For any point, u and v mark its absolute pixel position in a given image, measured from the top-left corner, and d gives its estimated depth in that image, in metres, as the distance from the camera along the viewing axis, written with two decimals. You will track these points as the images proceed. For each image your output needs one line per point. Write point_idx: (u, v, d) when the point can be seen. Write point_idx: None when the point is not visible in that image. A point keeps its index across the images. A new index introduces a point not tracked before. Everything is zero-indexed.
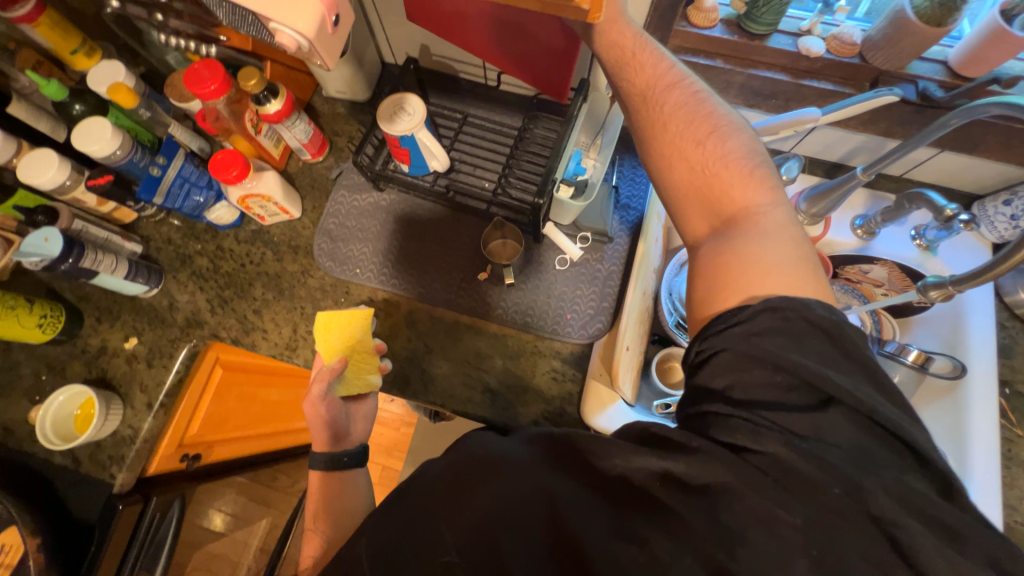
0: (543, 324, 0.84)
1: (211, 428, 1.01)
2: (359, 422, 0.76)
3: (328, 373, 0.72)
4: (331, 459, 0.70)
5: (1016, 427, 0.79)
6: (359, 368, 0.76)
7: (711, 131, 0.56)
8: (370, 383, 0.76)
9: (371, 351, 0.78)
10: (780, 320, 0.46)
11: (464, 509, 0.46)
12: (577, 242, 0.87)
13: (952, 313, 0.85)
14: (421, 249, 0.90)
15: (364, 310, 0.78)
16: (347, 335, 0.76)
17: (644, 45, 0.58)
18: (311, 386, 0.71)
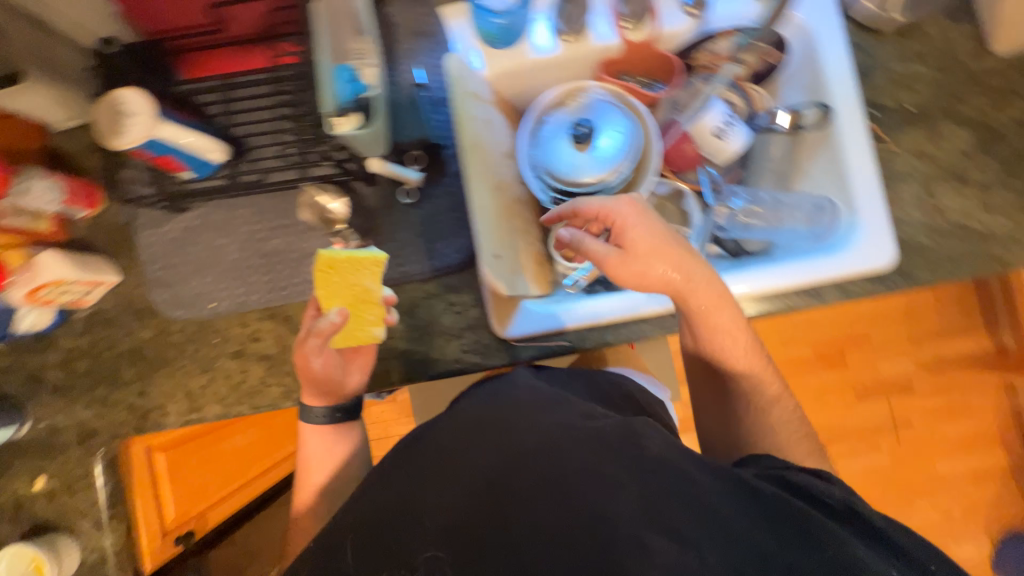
0: (421, 267, 0.78)
1: (187, 503, 1.01)
2: (356, 373, 0.75)
3: (327, 328, 0.67)
4: (328, 413, 0.73)
5: (891, 145, 0.76)
6: (360, 321, 0.70)
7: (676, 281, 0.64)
8: (373, 337, 0.71)
9: (379, 303, 0.70)
10: (800, 474, 0.55)
11: (460, 472, 0.49)
12: (411, 164, 0.77)
13: (806, 54, 0.79)
14: (262, 253, 0.79)
15: (376, 256, 0.68)
16: (354, 282, 0.68)
17: (670, 242, 0.64)
18: (312, 336, 0.68)
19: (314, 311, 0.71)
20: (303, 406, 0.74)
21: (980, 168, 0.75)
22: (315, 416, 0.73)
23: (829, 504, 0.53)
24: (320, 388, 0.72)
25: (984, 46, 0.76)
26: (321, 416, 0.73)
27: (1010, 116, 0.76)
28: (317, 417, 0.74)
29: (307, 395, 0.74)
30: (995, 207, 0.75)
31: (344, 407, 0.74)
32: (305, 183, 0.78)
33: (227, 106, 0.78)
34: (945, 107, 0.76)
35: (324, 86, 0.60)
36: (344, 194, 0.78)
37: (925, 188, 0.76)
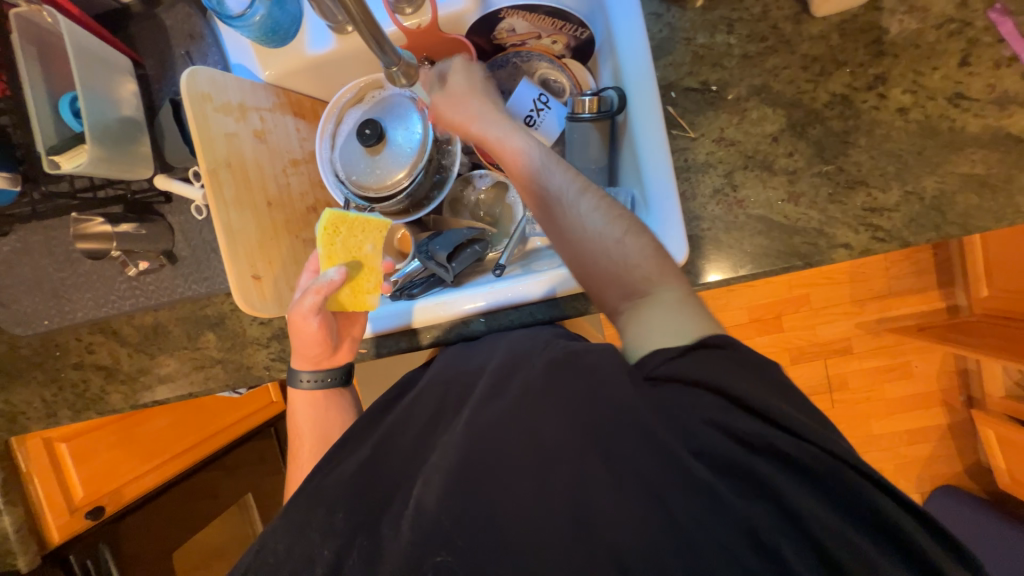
0: (222, 281, 0.80)
1: (98, 483, 1.14)
2: (347, 340, 0.76)
3: (328, 287, 0.66)
4: (316, 378, 0.74)
5: (690, 132, 0.70)
6: (356, 286, 0.71)
7: (548, 173, 0.62)
8: (368, 304, 0.72)
9: (376, 269, 0.72)
10: (722, 357, 0.48)
11: (429, 459, 0.54)
12: (196, 180, 0.74)
13: (608, 28, 0.71)
14: (78, 272, 0.82)
15: (382, 220, 0.73)
16: (354, 244, 0.70)
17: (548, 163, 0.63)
18: (308, 298, 0.67)
19: (310, 272, 0.71)
20: (290, 371, 0.75)
21: (788, 155, 0.68)
22: (303, 381, 0.74)
23: (851, 495, 0.43)
24: (314, 351, 0.72)
25: (805, 8, 0.66)
26: (308, 381, 0.74)
27: (829, 92, 0.67)
28: (304, 381, 0.74)
29: (296, 359, 0.74)
30: (801, 199, 0.69)
31: (335, 372, 0.75)
32: (76, 216, 0.75)
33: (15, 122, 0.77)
34: (754, 85, 0.68)
35: (34, 128, 0.61)
36: (112, 230, 0.73)
37: (726, 180, 0.70)
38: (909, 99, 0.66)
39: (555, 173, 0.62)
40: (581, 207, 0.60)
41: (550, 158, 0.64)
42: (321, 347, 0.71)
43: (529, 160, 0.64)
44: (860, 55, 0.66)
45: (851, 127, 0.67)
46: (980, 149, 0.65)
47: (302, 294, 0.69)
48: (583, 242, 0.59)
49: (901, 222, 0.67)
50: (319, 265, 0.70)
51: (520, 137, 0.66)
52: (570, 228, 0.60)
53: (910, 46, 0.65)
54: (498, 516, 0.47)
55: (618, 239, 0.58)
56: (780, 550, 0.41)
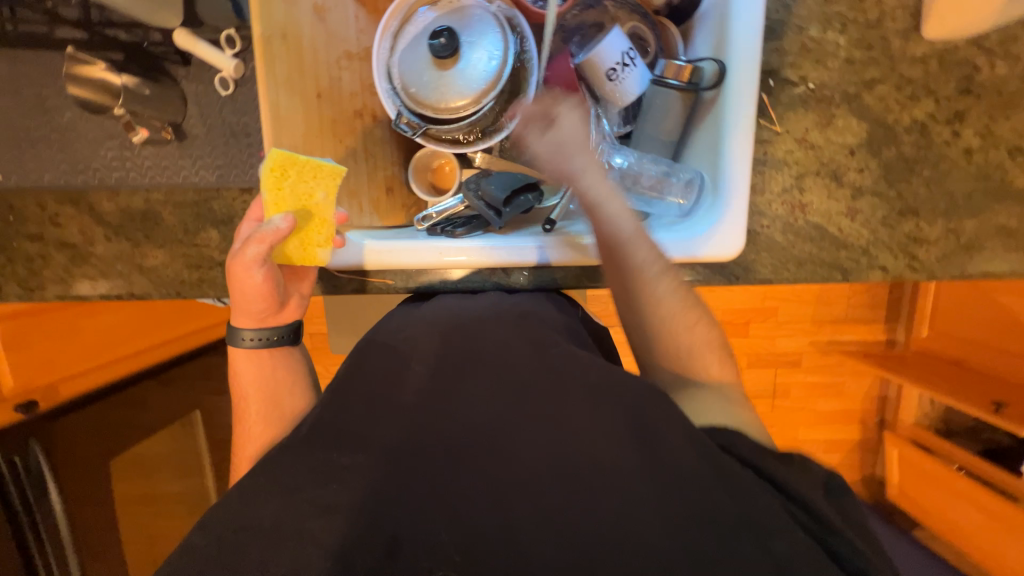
0: (240, 174, 0.69)
1: (34, 373, 1.02)
2: (294, 295, 0.67)
3: (274, 236, 0.58)
4: (257, 335, 0.65)
5: (776, 125, 0.69)
6: (304, 237, 0.62)
7: (634, 246, 0.62)
8: (316, 259, 0.63)
9: (330, 222, 0.62)
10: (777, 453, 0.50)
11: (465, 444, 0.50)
12: (229, 48, 0.64)
13: None
14: (54, 125, 0.69)
15: (338, 167, 0.61)
16: (304, 191, 0.60)
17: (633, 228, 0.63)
18: (246, 245, 0.59)
19: (253, 219, 0.63)
20: (229, 328, 0.65)
21: (859, 170, 0.70)
22: (244, 339, 0.65)
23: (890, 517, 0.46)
24: (256, 305, 0.62)
25: (915, 27, 0.67)
26: (251, 341, 0.65)
27: (912, 117, 0.68)
28: (246, 341, 0.65)
29: (235, 314, 0.64)
30: (858, 216, 0.71)
31: (282, 332, 0.66)
32: (72, 50, 0.61)
33: None
34: (848, 93, 0.68)
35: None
36: (122, 78, 0.61)
37: (796, 181, 0.70)
38: (977, 142, 0.69)
39: (642, 248, 0.62)
40: (660, 288, 0.61)
41: (637, 231, 0.64)
42: (266, 302, 0.62)
43: (619, 230, 0.63)
44: (950, 88, 0.68)
45: (921, 157, 0.69)
46: (1019, 204, 0.70)
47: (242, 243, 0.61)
48: (651, 308, 0.61)
49: (935, 256, 0.72)
50: (263, 210, 0.62)
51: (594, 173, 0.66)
52: (649, 308, 0.61)
53: (994, 91, 0.68)
54: (537, 508, 0.43)
55: (687, 327, 0.61)
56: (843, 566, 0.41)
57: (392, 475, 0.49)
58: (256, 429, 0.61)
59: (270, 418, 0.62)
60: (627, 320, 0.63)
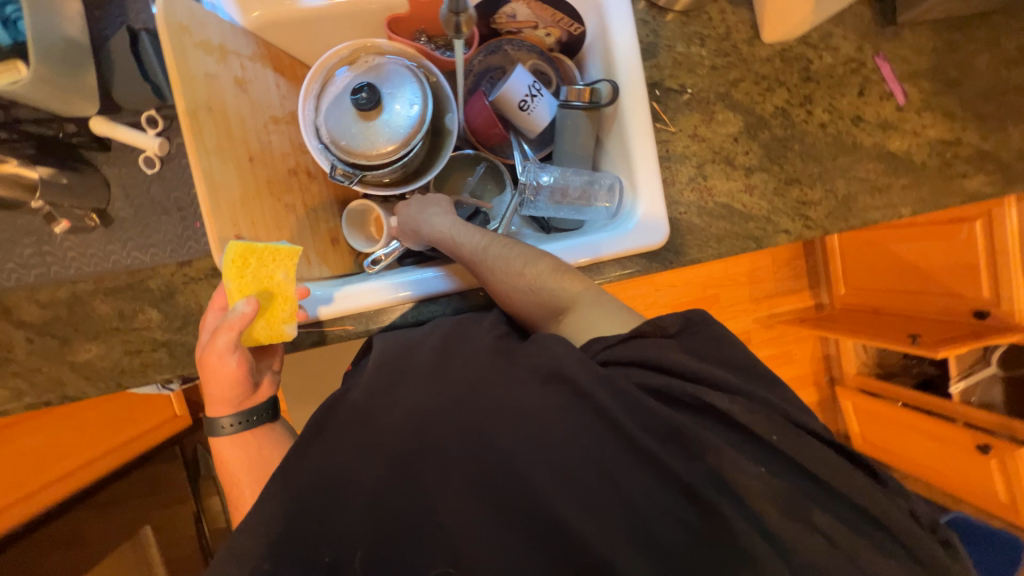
0: (176, 248, 0.68)
1: None
2: (267, 373, 0.66)
3: (241, 323, 0.56)
4: (240, 420, 0.62)
5: (671, 126, 0.80)
6: (270, 316, 0.61)
7: (464, 237, 0.68)
8: (284, 334, 0.62)
9: (293, 298, 0.62)
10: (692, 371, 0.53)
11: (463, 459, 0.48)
12: (150, 130, 0.65)
13: (602, 29, 0.79)
14: None
15: (295, 245, 0.62)
16: (266, 274, 0.60)
17: (459, 249, 0.69)
18: (215, 337, 0.57)
19: (218, 308, 0.61)
20: (205, 422, 0.62)
21: (745, 153, 0.82)
22: (223, 426, 0.62)
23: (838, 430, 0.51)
24: (231, 392, 0.61)
25: (757, 35, 0.81)
26: (232, 426, 0.62)
27: (773, 104, 0.82)
28: (225, 428, 0.62)
29: (210, 406, 0.62)
30: (754, 191, 0.82)
31: (261, 410, 0.64)
32: None
33: None
34: (720, 92, 0.81)
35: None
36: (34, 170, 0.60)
37: (698, 170, 0.81)
38: (827, 117, 0.83)
39: (470, 233, 0.69)
40: (499, 249, 0.66)
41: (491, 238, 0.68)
42: (242, 386, 0.60)
43: (444, 237, 0.70)
44: (795, 79, 0.82)
45: (789, 134, 0.83)
46: (872, 160, 0.85)
47: (210, 335, 0.59)
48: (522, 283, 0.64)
49: (823, 213, 0.84)
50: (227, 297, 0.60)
51: (435, 220, 0.72)
52: (505, 274, 0.64)
53: (827, 76, 0.83)
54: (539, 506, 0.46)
55: (540, 270, 0.64)
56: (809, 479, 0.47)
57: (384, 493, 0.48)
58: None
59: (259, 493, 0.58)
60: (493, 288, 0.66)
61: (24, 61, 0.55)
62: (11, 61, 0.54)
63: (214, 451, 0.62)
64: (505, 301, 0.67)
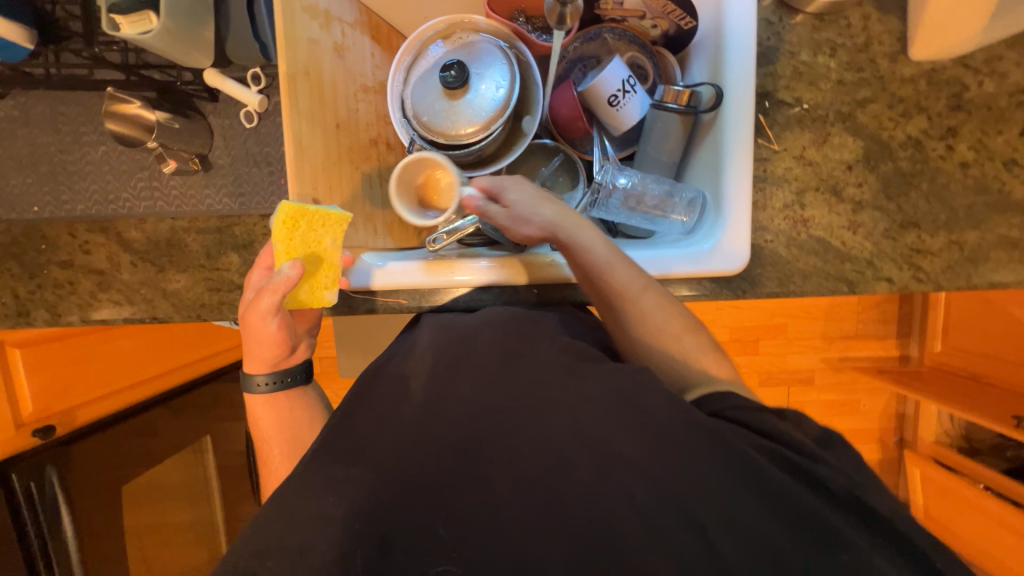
0: (261, 201, 0.73)
1: (51, 399, 1.02)
2: (304, 337, 0.70)
3: (285, 285, 0.59)
4: (274, 379, 0.66)
5: (774, 144, 0.72)
6: (314, 282, 0.64)
7: (611, 270, 0.63)
8: (324, 300, 0.65)
9: (336, 265, 0.64)
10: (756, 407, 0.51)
11: (487, 465, 0.48)
12: (253, 86, 0.69)
13: (716, 26, 0.71)
14: (88, 159, 0.73)
15: (343, 214, 0.63)
16: (313, 239, 0.62)
17: (585, 261, 0.64)
18: (260, 298, 0.61)
19: (263, 268, 0.64)
20: (242, 377, 0.66)
21: (858, 185, 0.72)
22: (257, 384, 0.66)
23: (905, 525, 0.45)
24: (270, 352, 0.65)
25: (903, 49, 0.70)
26: (266, 385, 0.66)
27: (905, 133, 0.71)
28: (260, 386, 0.66)
29: (249, 362, 0.67)
30: (860, 230, 0.72)
31: (294, 372, 0.68)
32: (109, 89, 0.67)
33: None
34: (842, 112, 0.71)
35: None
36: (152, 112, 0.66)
37: (797, 197, 0.72)
38: (972, 155, 0.71)
39: (619, 269, 0.63)
40: (644, 304, 0.63)
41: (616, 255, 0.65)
42: (281, 348, 0.64)
43: (592, 258, 0.64)
44: (941, 106, 0.70)
45: (917, 170, 0.71)
46: (1020, 214, 0.71)
47: (254, 294, 0.63)
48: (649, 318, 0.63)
49: (940, 267, 0.72)
50: (275, 258, 0.62)
51: (585, 233, 0.65)
52: (636, 325, 0.63)
53: (984, 107, 0.70)
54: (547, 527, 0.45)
55: (678, 338, 0.62)
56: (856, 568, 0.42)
57: (401, 478, 0.48)
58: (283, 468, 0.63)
59: (291, 453, 0.63)
60: (612, 325, 0.66)
61: (154, 12, 0.59)
62: (144, 9, 0.58)
63: (249, 406, 0.67)
64: (621, 329, 0.65)
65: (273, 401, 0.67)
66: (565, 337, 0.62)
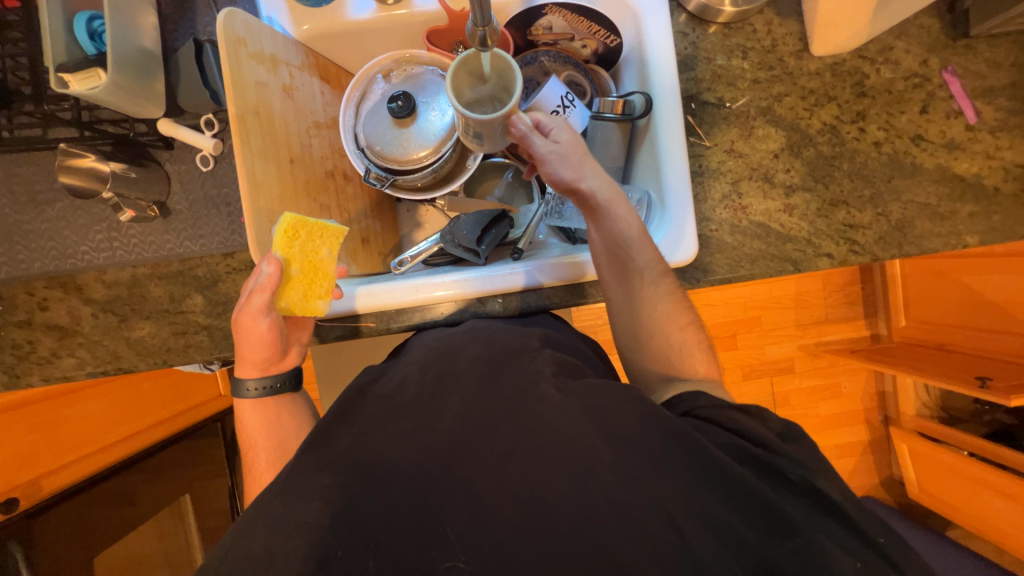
0: (222, 240, 0.74)
1: (17, 469, 0.97)
2: (296, 345, 0.70)
3: (270, 284, 0.61)
4: (263, 385, 0.66)
5: (705, 141, 0.77)
6: (310, 289, 0.66)
7: (639, 250, 0.65)
8: (317, 309, 0.67)
9: (332, 275, 0.68)
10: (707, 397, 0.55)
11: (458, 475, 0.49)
12: (207, 131, 0.72)
13: (638, 39, 0.78)
14: (44, 217, 0.73)
15: (338, 227, 0.69)
16: (311, 248, 0.66)
17: (612, 236, 0.65)
18: (249, 299, 0.62)
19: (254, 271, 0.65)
20: (232, 382, 0.66)
21: (786, 171, 0.77)
22: (248, 389, 0.66)
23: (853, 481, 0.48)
24: (262, 356, 0.64)
25: (806, 47, 0.77)
26: (256, 390, 0.66)
27: (821, 120, 0.77)
28: (250, 391, 0.66)
29: (240, 367, 0.66)
30: (794, 211, 0.77)
31: (284, 379, 0.67)
32: (62, 145, 0.69)
33: (4, 50, 0.72)
34: (761, 107, 0.77)
35: (47, 43, 0.60)
36: (106, 163, 0.67)
37: (733, 187, 0.77)
38: (883, 134, 0.78)
39: (646, 250, 0.66)
40: (658, 288, 0.66)
41: (643, 236, 0.66)
42: (273, 351, 0.64)
43: (626, 228, 0.65)
44: (847, 93, 0.77)
45: (837, 152, 0.78)
46: (933, 183, 0.77)
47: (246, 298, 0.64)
48: (661, 307, 0.66)
49: (872, 238, 0.78)
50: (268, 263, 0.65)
51: (619, 203, 0.65)
52: (643, 302, 0.66)
53: (885, 92, 0.77)
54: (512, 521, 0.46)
55: (682, 329, 0.66)
56: (809, 527, 0.45)
57: (373, 496, 0.48)
58: (268, 475, 0.63)
59: (271, 471, 0.63)
60: (615, 294, 0.68)
61: (103, 68, 0.63)
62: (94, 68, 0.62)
63: (237, 411, 0.66)
64: (631, 309, 0.67)
65: (248, 423, 0.66)
66: (539, 341, 0.64)
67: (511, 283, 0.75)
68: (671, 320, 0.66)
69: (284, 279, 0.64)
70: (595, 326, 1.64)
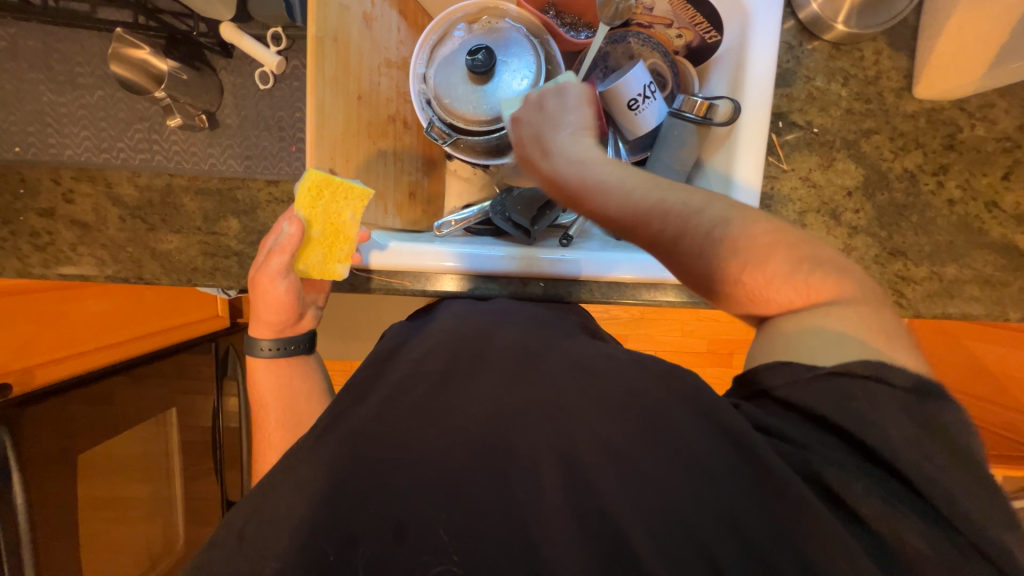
0: (269, 166, 0.70)
1: (15, 353, 0.99)
2: (311, 307, 0.69)
3: (287, 245, 0.61)
4: (278, 345, 0.65)
5: (782, 163, 0.75)
6: (330, 252, 0.65)
7: (653, 224, 0.52)
8: (335, 273, 0.65)
9: (352, 240, 0.65)
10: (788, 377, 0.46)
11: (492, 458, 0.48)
12: (272, 46, 0.66)
13: (740, 41, 0.73)
14: (82, 103, 0.68)
15: (365, 190, 0.62)
16: (334, 211, 0.62)
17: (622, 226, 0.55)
18: (269, 257, 0.62)
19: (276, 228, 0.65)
20: (246, 340, 0.65)
21: (855, 211, 0.76)
22: (261, 348, 0.65)
23: None
24: (278, 317, 0.63)
25: (908, 86, 0.74)
26: (270, 350, 0.65)
27: (903, 166, 0.75)
28: (264, 351, 0.65)
29: (255, 327, 0.65)
30: (852, 253, 0.76)
31: (298, 341, 0.66)
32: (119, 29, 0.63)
33: None
34: (847, 139, 0.74)
35: None
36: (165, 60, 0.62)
37: (799, 217, 0.75)
38: (959, 193, 0.76)
39: (659, 224, 0.52)
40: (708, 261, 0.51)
41: (651, 206, 0.53)
42: (289, 314, 0.63)
43: (620, 212, 0.54)
44: (935, 143, 0.75)
45: (909, 202, 0.76)
46: (994, 252, 0.76)
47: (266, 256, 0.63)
48: (723, 278, 0.51)
49: (920, 295, 0.77)
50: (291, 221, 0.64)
51: (625, 176, 0.54)
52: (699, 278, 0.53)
53: (973, 150, 0.75)
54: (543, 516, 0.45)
55: (764, 283, 0.50)
56: None
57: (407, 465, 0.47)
58: (276, 434, 0.61)
59: (287, 422, 0.62)
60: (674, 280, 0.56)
61: None
62: None
63: (251, 369, 0.66)
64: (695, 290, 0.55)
65: (260, 379, 0.65)
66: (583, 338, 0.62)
67: (548, 269, 0.73)
68: (745, 282, 0.50)
69: (303, 240, 0.63)
70: (602, 319, 1.64)
